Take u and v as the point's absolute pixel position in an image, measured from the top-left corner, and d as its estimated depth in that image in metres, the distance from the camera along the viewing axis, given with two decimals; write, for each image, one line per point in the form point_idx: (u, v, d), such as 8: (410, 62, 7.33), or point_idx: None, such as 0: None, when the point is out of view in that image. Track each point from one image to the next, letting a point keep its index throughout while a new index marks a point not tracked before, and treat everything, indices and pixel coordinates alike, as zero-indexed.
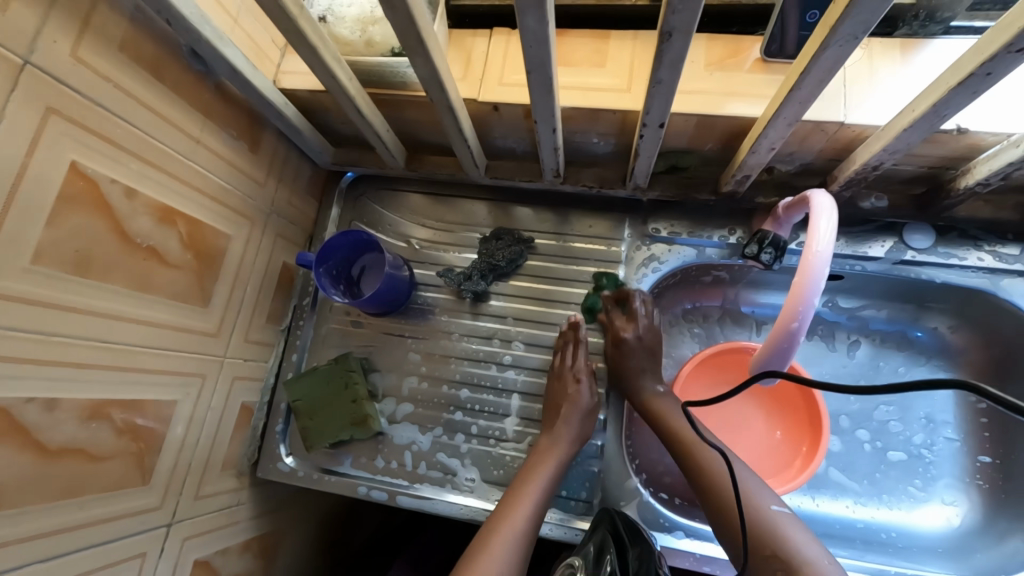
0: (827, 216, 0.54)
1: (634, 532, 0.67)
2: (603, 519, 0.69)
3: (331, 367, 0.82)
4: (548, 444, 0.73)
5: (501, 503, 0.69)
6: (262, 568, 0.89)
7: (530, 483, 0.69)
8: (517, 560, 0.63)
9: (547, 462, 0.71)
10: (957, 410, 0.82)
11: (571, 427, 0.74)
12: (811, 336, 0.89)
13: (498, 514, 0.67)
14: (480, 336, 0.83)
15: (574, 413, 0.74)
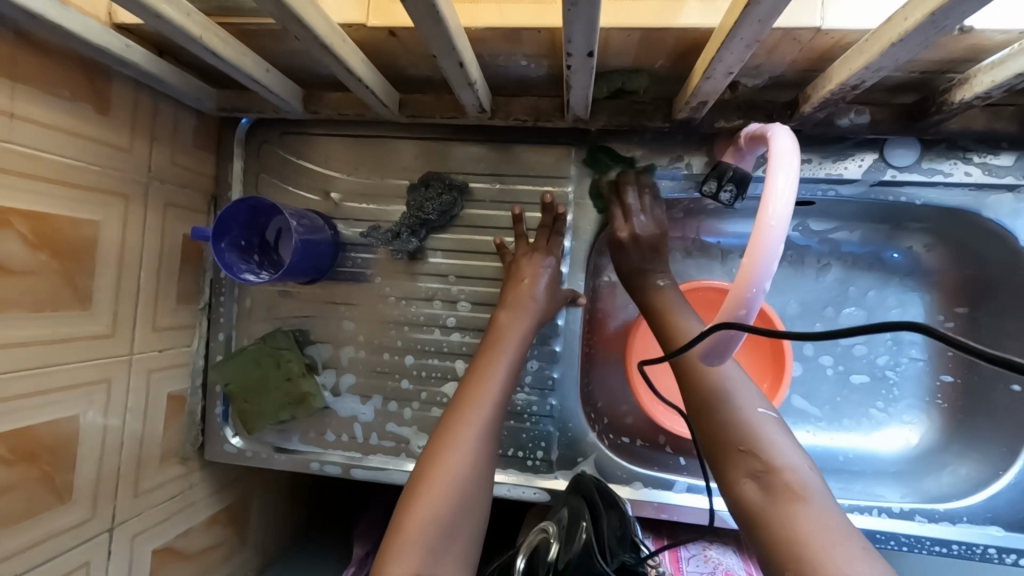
0: (789, 164, 0.45)
1: (610, 499, 0.66)
2: (577, 486, 0.68)
3: (259, 347, 0.76)
4: (504, 344, 0.64)
5: (450, 410, 0.60)
6: (235, 536, 0.90)
7: (484, 390, 0.61)
8: (482, 450, 0.58)
9: (499, 365, 0.63)
10: (924, 329, 0.78)
11: (528, 318, 0.66)
12: (780, 262, 0.82)
13: (443, 434, 0.58)
14: (420, 298, 0.76)
15: (528, 304, 0.67)
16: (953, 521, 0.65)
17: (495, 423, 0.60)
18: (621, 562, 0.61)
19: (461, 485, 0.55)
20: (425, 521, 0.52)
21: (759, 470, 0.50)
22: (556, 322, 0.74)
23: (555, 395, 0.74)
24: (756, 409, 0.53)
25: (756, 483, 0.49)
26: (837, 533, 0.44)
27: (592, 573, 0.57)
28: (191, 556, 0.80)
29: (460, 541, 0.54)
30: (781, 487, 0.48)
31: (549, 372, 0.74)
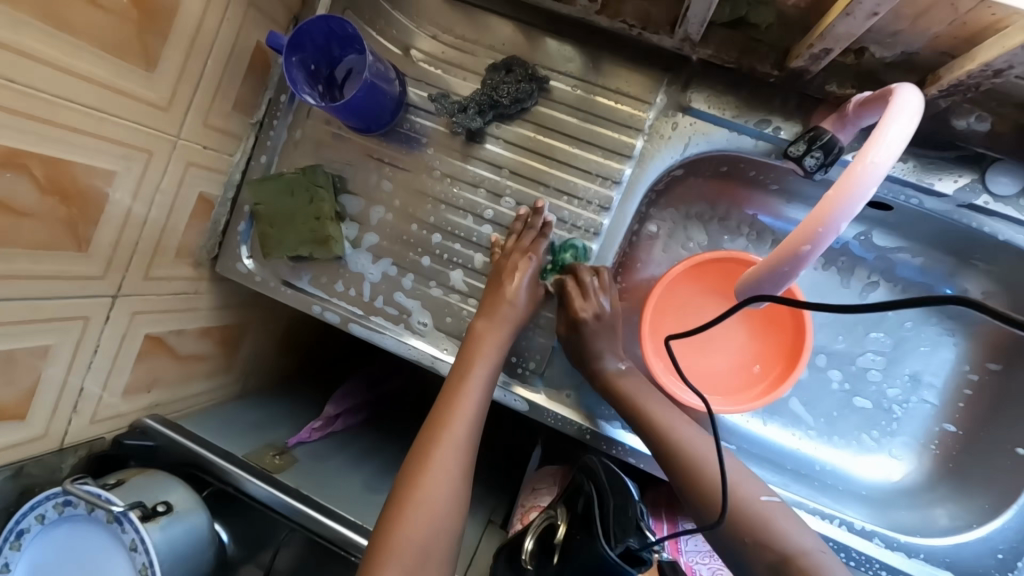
0: (909, 116, 0.43)
1: (615, 483, 0.73)
2: (584, 468, 0.76)
3: (297, 177, 0.75)
4: (488, 339, 0.68)
5: (422, 437, 0.65)
6: (221, 355, 0.92)
7: (462, 397, 0.66)
8: (458, 478, 0.63)
9: (477, 368, 0.68)
10: (947, 375, 0.77)
11: (504, 328, 0.69)
12: (827, 266, 0.80)
13: (416, 460, 0.63)
14: (467, 181, 0.74)
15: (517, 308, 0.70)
16: (910, 555, 0.65)
17: (474, 424, 0.66)
18: (626, 547, 0.68)
19: (442, 510, 0.61)
20: (403, 526, 0.59)
21: (776, 561, 0.57)
22: (591, 245, 0.72)
23: (566, 315, 0.73)
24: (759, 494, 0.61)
25: (771, 573, 0.57)
26: None
27: (593, 553, 0.66)
28: (178, 357, 0.83)
29: (437, 543, 0.60)
30: (796, 572, 0.55)
31: (556, 320, 0.73)
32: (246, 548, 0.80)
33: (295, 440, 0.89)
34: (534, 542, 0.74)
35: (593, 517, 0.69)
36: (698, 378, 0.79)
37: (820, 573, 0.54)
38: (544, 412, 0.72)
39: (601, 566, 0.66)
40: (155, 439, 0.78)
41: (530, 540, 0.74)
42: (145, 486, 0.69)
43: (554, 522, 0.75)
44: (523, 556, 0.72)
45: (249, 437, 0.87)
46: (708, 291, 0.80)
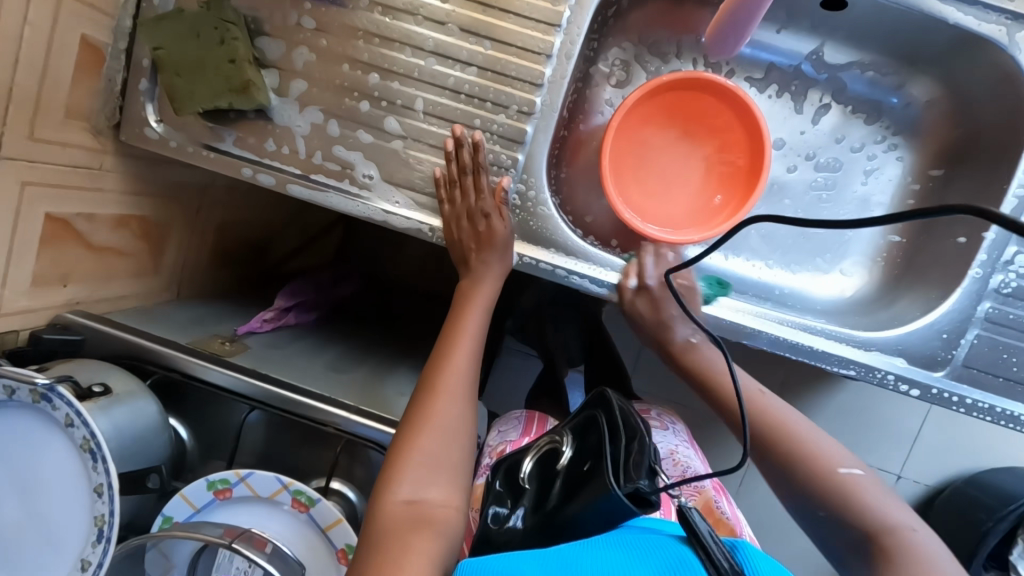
0: None
1: (628, 424, 0.70)
2: (598, 402, 0.73)
3: (201, 12, 0.65)
4: (488, 268, 0.70)
5: (425, 376, 0.67)
6: (147, 251, 0.83)
7: (467, 322, 0.70)
8: (462, 405, 0.64)
9: (478, 297, 0.71)
10: (893, 193, 0.79)
11: (492, 284, 0.71)
12: (781, 93, 0.80)
13: (421, 396, 0.64)
14: (398, 10, 0.66)
15: (505, 250, 0.70)
16: (866, 348, 0.68)
17: (477, 349, 0.69)
18: (635, 488, 0.60)
19: (451, 433, 0.62)
20: (423, 442, 0.60)
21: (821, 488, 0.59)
22: (544, 70, 0.66)
23: (523, 150, 0.69)
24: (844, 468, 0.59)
25: (862, 556, 0.55)
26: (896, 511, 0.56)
27: (600, 490, 0.59)
28: (92, 247, 0.74)
29: (452, 453, 0.61)
30: (832, 499, 0.58)
31: (510, 156, 0.68)
32: (211, 446, 0.73)
33: (244, 329, 0.83)
34: (533, 466, 0.70)
35: (606, 451, 0.63)
36: (660, 217, 0.77)
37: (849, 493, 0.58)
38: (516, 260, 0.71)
39: (605, 506, 0.59)
40: (81, 333, 0.71)
41: (529, 463, 0.70)
42: (82, 369, 0.63)
43: (558, 446, 0.71)
44: (522, 476, 0.68)
45: (193, 329, 0.80)
46: (667, 125, 0.78)
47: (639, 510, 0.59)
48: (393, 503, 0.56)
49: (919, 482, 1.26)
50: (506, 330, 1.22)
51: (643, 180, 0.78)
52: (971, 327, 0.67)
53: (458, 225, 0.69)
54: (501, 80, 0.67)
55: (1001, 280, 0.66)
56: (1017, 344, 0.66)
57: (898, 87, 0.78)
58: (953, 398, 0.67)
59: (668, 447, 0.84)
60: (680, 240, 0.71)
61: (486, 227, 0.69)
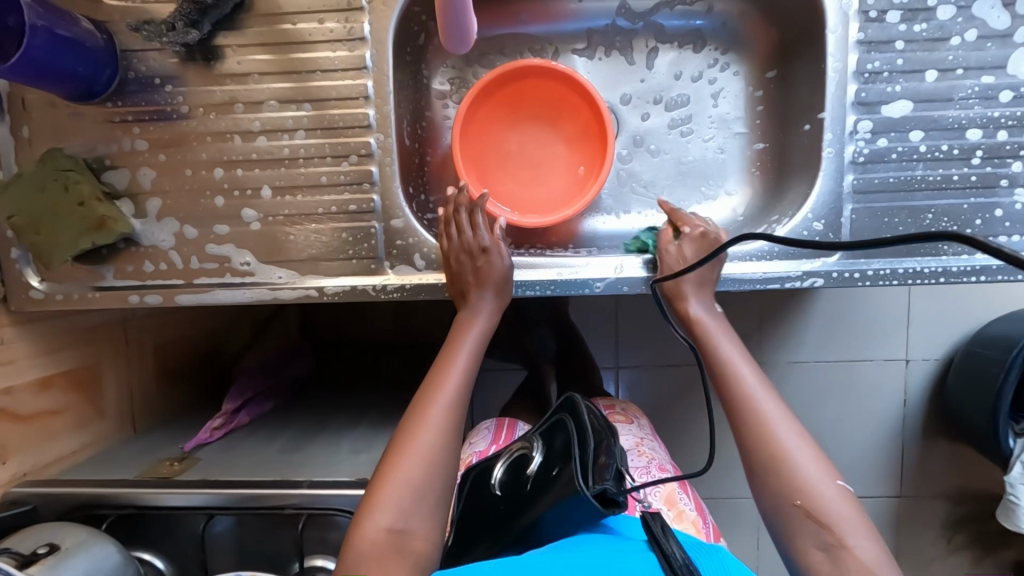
0: None
1: (596, 423, 0.64)
2: (565, 403, 0.67)
3: (38, 170, 0.68)
4: (481, 300, 0.67)
5: (419, 395, 0.61)
6: (85, 401, 0.85)
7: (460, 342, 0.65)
8: (454, 432, 0.59)
9: (472, 329, 0.66)
10: (741, 105, 0.82)
11: (484, 312, 0.67)
12: (609, 52, 0.83)
13: (411, 418, 0.59)
14: (218, 105, 0.70)
15: (501, 288, 0.68)
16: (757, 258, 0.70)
17: (468, 379, 0.63)
18: (603, 489, 0.54)
19: (438, 457, 0.57)
20: (405, 470, 0.55)
21: (829, 539, 0.51)
22: (368, 112, 0.69)
23: (377, 190, 0.71)
24: (769, 407, 0.58)
25: (825, 553, 0.51)
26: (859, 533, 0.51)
27: (565, 493, 0.54)
28: (20, 417, 0.76)
29: (435, 485, 0.56)
30: (851, 561, 0.50)
31: (367, 198, 0.71)
32: (187, 566, 0.73)
33: (191, 444, 0.84)
34: (504, 473, 0.65)
35: (571, 453, 0.58)
36: (537, 204, 0.79)
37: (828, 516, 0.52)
38: (415, 287, 0.71)
39: (571, 506, 0.55)
40: (30, 501, 0.72)
41: (501, 469, 0.65)
42: (29, 535, 0.64)
43: (527, 451, 0.65)
44: (493, 482, 0.64)
45: (143, 460, 0.82)
46: (514, 119, 0.80)
47: (605, 511, 0.54)
48: (375, 532, 0.52)
49: (927, 359, 1.23)
50: None
51: (510, 176, 0.80)
52: (845, 204, 0.68)
53: (458, 259, 0.68)
54: (332, 134, 0.69)
55: (854, 151, 0.67)
56: (893, 205, 0.67)
57: (709, 10, 0.81)
58: (856, 275, 0.68)
59: (632, 441, 0.80)
60: (553, 220, 0.73)
61: (485, 264, 0.67)
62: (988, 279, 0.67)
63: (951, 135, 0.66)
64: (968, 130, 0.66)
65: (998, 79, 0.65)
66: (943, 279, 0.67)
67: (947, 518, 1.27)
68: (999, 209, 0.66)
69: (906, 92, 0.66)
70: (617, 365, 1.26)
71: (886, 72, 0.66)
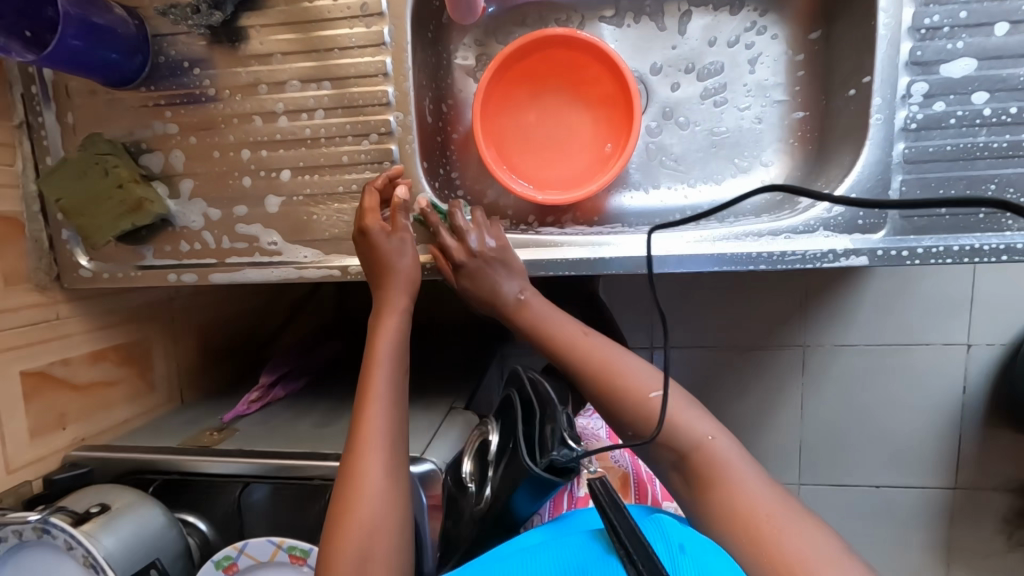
0: None
1: (565, 422, 0.66)
2: (544, 405, 0.70)
3: (81, 155, 0.72)
4: (393, 297, 0.66)
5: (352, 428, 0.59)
6: (135, 373, 0.90)
7: (376, 350, 0.64)
8: (395, 456, 0.58)
9: (386, 334, 0.64)
10: (782, 70, 0.76)
11: (399, 310, 0.66)
12: (639, 18, 0.79)
13: (349, 459, 0.57)
14: (243, 87, 0.71)
15: (406, 271, 0.66)
16: (790, 235, 0.66)
17: (396, 394, 0.62)
18: (596, 474, 0.55)
19: (387, 490, 0.56)
20: (357, 516, 0.54)
21: (677, 460, 0.57)
22: (388, 90, 0.68)
23: (397, 168, 0.70)
24: (621, 364, 0.63)
25: (677, 472, 0.57)
26: (734, 463, 0.54)
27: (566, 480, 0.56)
28: (77, 387, 0.81)
29: (391, 520, 0.55)
30: (699, 475, 0.54)
31: (388, 177, 0.70)
32: (227, 530, 0.77)
33: (230, 415, 0.88)
34: (505, 468, 0.67)
35: (517, 434, 0.67)
36: (560, 180, 0.77)
37: (687, 437, 0.56)
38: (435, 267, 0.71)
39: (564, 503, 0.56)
40: (87, 465, 0.78)
41: (503, 467, 0.67)
42: (84, 495, 0.70)
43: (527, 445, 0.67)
44: (501, 480, 0.66)
45: (186, 430, 0.87)
46: (535, 93, 0.78)
47: (558, 480, 0.63)
48: None
49: (992, 344, 1.14)
50: (509, 329, 1.22)
51: (531, 151, 0.78)
52: (894, 175, 0.62)
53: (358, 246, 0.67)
54: (352, 112, 0.69)
55: (906, 116, 0.61)
56: (950, 176, 0.61)
57: None
58: (904, 253, 0.63)
59: None
60: (575, 197, 0.71)
61: (371, 247, 0.65)
62: None
63: (1021, 96, 0.59)
64: None
65: None
66: (1006, 257, 0.61)
67: (1010, 514, 1.19)
68: None
69: (969, 49, 0.59)
70: (652, 345, 1.23)
71: (946, 27, 0.59)
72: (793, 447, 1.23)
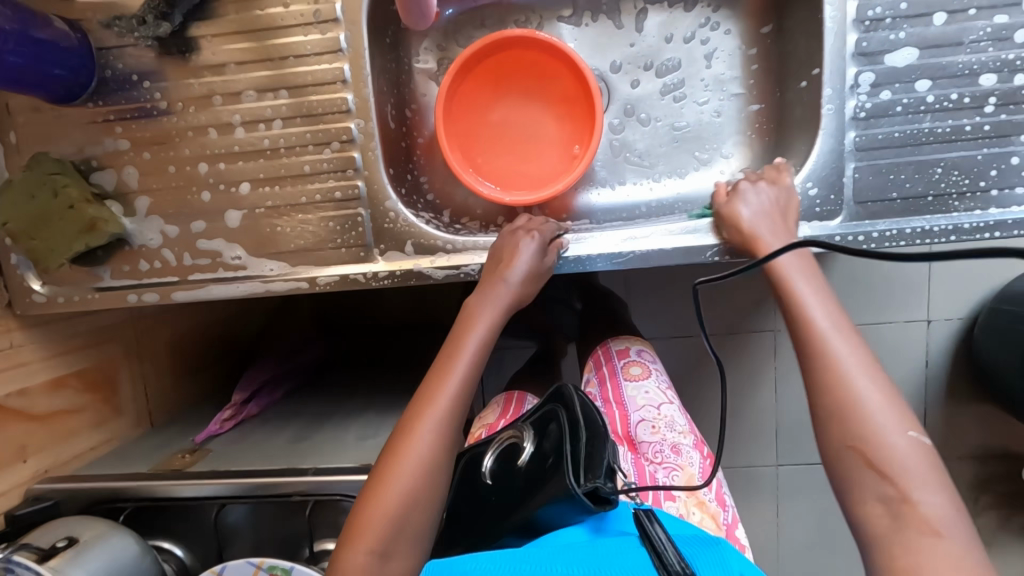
0: None
1: (590, 421, 0.63)
2: (555, 398, 0.67)
3: (27, 175, 0.69)
4: (494, 292, 0.66)
5: (406, 413, 0.61)
6: (99, 399, 0.87)
7: (464, 344, 0.64)
8: (440, 452, 0.59)
9: (470, 341, 0.65)
10: (737, 64, 0.78)
11: (495, 307, 0.66)
12: (597, 16, 0.80)
13: (392, 448, 0.59)
14: (197, 99, 0.69)
15: (525, 276, 0.67)
16: None
17: (468, 385, 0.62)
18: (594, 486, 0.55)
19: (416, 484, 0.56)
20: (380, 507, 0.55)
21: (893, 496, 0.46)
22: (348, 97, 0.67)
23: (361, 176, 0.69)
24: (843, 350, 0.52)
25: (883, 508, 0.46)
26: (940, 512, 0.45)
27: (557, 491, 0.56)
28: (35, 418, 0.78)
29: (411, 519, 0.55)
30: (915, 518, 0.45)
31: (352, 185, 0.69)
32: (206, 553, 0.75)
33: (202, 436, 0.86)
34: (495, 461, 0.66)
35: (563, 449, 0.59)
36: (527, 181, 0.77)
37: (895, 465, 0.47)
38: (405, 273, 0.70)
39: (565, 504, 0.55)
40: (52, 497, 0.75)
41: (491, 458, 0.66)
42: (50, 530, 0.67)
43: (519, 441, 0.66)
44: (483, 471, 0.65)
45: (157, 454, 0.84)
46: (499, 93, 0.77)
47: (597, 510, 0.55)
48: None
49: (950, 319, 1.19)
50: None
51: (498, 152, 0.78)
52: (847, 163, 0.64)
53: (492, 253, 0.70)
54: (312, 121, 0.68)
55: (855, 105, 0.63)
56: (899, 161, 0.63)
57: None
58: (861, 238, 0.65)
59: (653, 413, 0.79)
60: (542, 196, 0.71)
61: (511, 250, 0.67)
62: (1003, 235, 0.63)
63: (961, 82, 0.62)
64: (980, 75, 0.61)
65: (1012, 18, 0.61)
66: (954, 237, 0.64)
67: (974, 479, 1.25)
68: (1014, 157, 0.62)
69: (911, 39, 0.61)
70: None
71: (888, 18, 0.62)
72: (770, 429, 1.26)
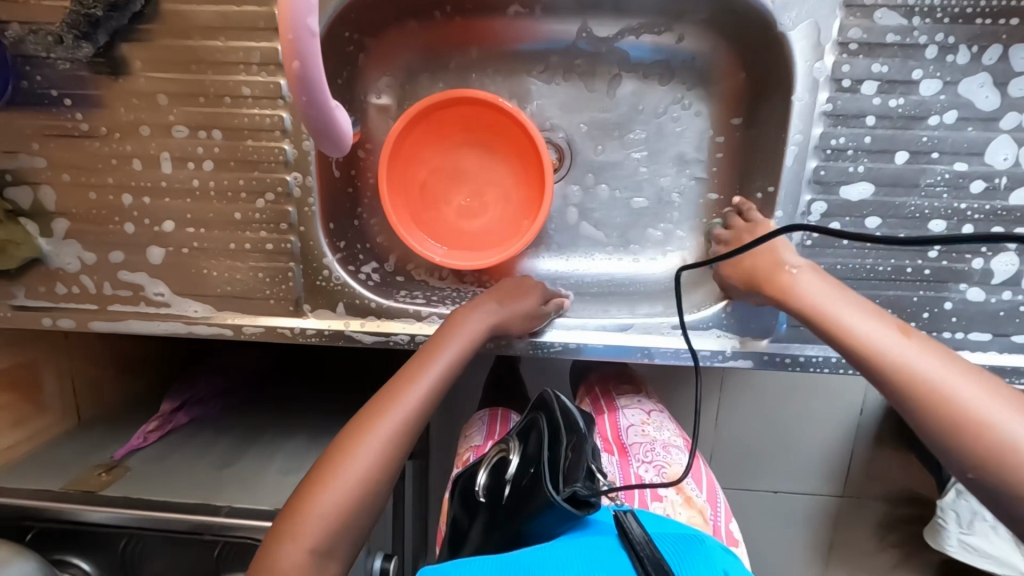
0: None
1: (568, 424, 0.66)
2: (541, 405, 0.69)
3: None
4: (468, 318, 0.64)
5: (350, 428, 0.58)
6: (18, 400, 0.85)
7: (434, 362, 0.62)
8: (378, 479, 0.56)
9: (439, 360, 0.62)
10: (705, 148, 0.75)
11: (476, 326, 0.64)
12: (569, 76, 0.75)
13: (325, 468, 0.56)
14: (123, 127, 0.64)
15: (498, 311, 0.65)
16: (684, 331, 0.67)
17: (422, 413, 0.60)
18: (572, 492, 0.56)
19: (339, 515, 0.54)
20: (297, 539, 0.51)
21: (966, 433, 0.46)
22: (286, 148, 0.63)
23: (295, 231, 0.66)
24: (829, 307, 0.55)
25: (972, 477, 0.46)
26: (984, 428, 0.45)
27: (540, 502, 0.56)
28: None
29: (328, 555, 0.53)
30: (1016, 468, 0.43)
31: (285, 239, 0.66)
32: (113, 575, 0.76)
33: (122, 451, 0.85)
34: (487, 477, 0.65)
35: (542, 456, 0.60)
36: (472, 239, 0.74)
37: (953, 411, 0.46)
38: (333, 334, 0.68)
39: (548, 514, 0.56)
40: None
41: (484, 475, 0.66)
42: None
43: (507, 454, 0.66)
44: (477, 489, 0.64)
45: (75, 464, 0.83)
46: (454, 145, 0.74)
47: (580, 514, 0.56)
48: None
49: None
50: None
51: (444, 205, 0.75)
52: None
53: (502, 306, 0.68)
54: (246, 167, 0.64)
55: (804, 231, 0.62)
56: None
57: (678, 41, 0.72)
58: (787, 360, 0.65)
59: (639, 420, 0.83)
60: (480, 264, 0.69)
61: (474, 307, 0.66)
62: None
63: (909, 225, 0.61)
64: (930, 220, 0.61)
65: (971, 167, 0.59)
66: None
67: None
68: (947, 303, 0.63)
69: (868, 174, 0.60)
70: None
71: (851, 149, 0.60)
72: None
